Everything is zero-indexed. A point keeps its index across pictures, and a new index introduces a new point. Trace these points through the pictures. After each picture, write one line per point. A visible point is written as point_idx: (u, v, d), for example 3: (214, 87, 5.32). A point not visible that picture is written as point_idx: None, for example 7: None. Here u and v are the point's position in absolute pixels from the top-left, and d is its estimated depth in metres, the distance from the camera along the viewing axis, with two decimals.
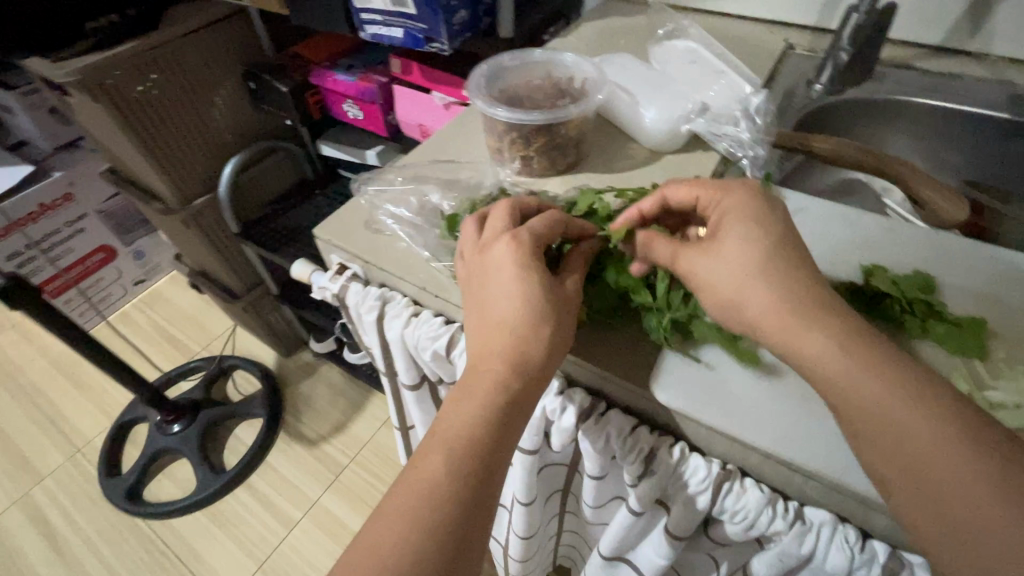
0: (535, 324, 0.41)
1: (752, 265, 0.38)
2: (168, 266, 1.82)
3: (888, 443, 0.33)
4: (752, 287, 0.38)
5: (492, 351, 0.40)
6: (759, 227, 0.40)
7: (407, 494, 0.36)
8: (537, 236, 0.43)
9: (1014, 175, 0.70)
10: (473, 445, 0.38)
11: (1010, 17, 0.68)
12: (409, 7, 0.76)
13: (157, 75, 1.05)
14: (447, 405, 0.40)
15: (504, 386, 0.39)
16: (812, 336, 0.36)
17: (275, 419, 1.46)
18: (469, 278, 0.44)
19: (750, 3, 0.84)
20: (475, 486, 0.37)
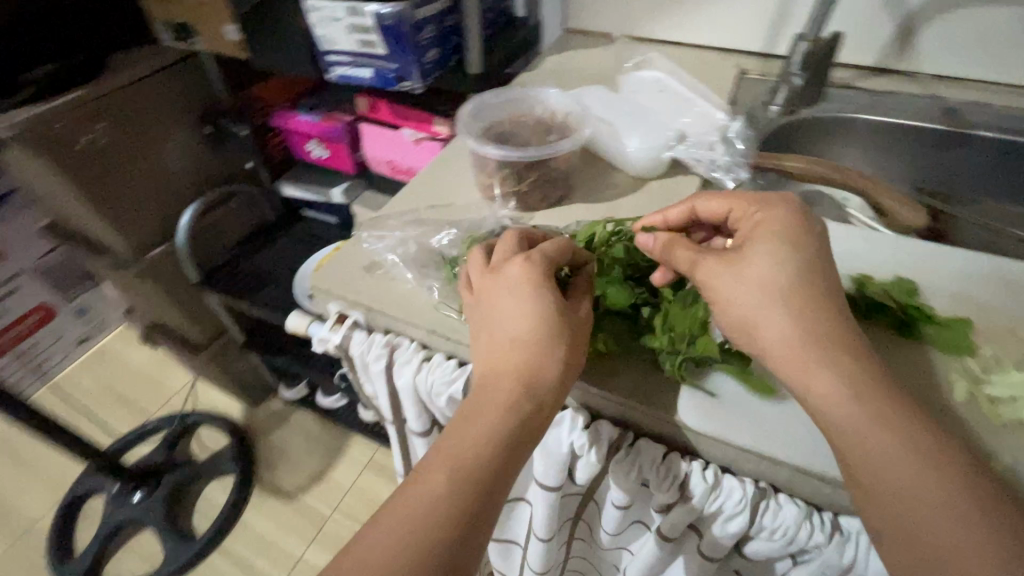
0: (549, 346, 0.41)
1: (772, 292, 0.39)
2: (116, 321, 1.70)
3: (874, 482, 0.34)
4: (770, 316, 0.39)
5: (504, 372, 0.40)
6: (785, 248, 0.40)
7: (406, 509, 0.35)
8: (551, 255, 0.44)
9: (952, 179, 0.77)
10: (479, 464, 0.37)
11: (932, 40, 0.76)
12: (378, 48, 0.76)
13: (104, 123, 0.99)
14: (455, 421, 0.40)
15: (514, 408, 0.39)
16: (821, 373, 0.37)
17: (248, 474, 1.37)
18: (479, 296, 0.44)
19: (703, 32, 0.90)
20: (478, 505, 0.36)
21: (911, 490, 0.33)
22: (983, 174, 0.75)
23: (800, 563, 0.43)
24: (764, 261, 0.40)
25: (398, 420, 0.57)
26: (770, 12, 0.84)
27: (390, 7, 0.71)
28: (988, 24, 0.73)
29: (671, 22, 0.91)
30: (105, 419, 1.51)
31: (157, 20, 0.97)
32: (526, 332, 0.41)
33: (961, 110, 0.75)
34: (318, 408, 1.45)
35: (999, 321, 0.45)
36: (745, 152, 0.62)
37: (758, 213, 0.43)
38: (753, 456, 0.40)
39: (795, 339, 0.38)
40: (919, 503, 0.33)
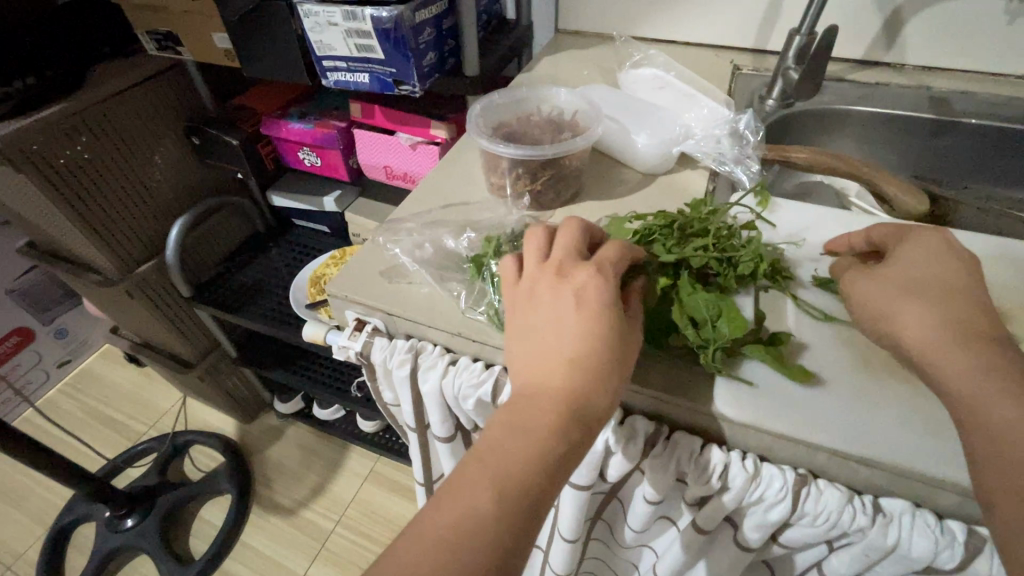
0: (601, 364, 0.39)
1: (911, 287, 0.42)
2: (98, 340, 1.63)
3: (996, 456, 0.35)
4: (908, 304, 0.41)
5: (555, 390, 0.38)
6: (934, 258, 0.43)
7: (449, 522, 0.33)
8: (613, 268, 0.42)
9: (941, 166, 0.79)
10: (525, 484, 0.35)
11: (917, 32, 0.79)
12: (377, 52, 0.75)
13: (89, 137, 0.94)
14: (501, 434, 0.37)
15: (562, 432, 0.37)
16: (957, 357, 0.38)
17: (245, 492, 1.34)
18: (536, 304, 0.42)
19: (694, 30, 0.91)
20: (519, 529, 0.34)
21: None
22: (972, 160, 0.77)
23: (838, 546, 0.44)
24: (912, 261, 0.44)
25: (420, 426, 0.56)
26: (761, 7, 0.85)
27: (388, 10, 0.70)
28: (971, 16, 0.75)
29: (662, 20, 0.92)
30: (90, 442, 1.45)
31: (139, 28, 0.93)
32: (583, 351, 0.39)
33: (949, 99, 0.77)
34: (315, 421, 1.42)
35: (1012, 301, 0.47)
36: (756, 145, 0.62)
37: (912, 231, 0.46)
38: (790, 442, 0.41)
39: (935, 329, 0.39)
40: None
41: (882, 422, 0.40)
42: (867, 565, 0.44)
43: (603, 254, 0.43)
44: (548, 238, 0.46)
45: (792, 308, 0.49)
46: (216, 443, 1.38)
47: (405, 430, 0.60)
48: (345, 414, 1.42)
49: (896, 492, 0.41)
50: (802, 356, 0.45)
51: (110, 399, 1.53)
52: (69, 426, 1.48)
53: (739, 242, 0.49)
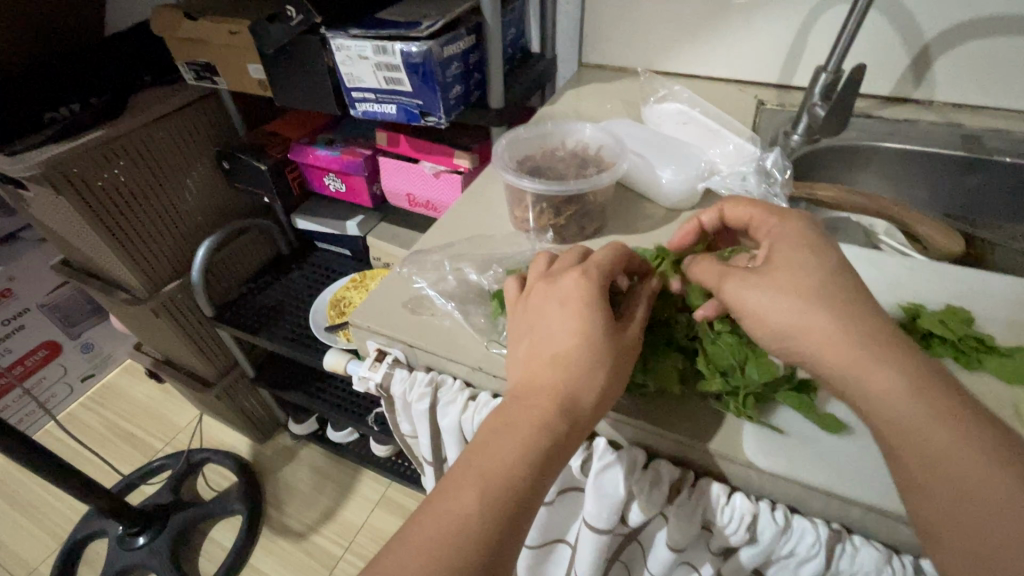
0: (589, 367, 0.40)
1: (814, 289, 0.39)
2: (122, 356, 1.65)
3: (939, 480, 0.33)
4: (814, 311, 0.38)
5: (543, 389, 0.40)
6: (813, 253, 0.41)
7: (435, 525, 0.35)
8: (604, 271, 0.43)
9: (975, 204, 0.77)
10: (511, 483, 0.36)
11: (946, 70, 0.78)
12: (405, 84, 0.77)
13: (126, 162, 0.97)
14: (490, 435, 0.39)
15: (550, 427, 0.38)
16: (879, 372, 0.36)
17: (256, 513, 1.33)
18: (529, 309, 0.44)
19: (718, 65, 0.92)
20: (504, 528, 0.35)
21: (973, 484, 0.32)
22: (1008, 199, 0.75)
23: None
24: (793, 262, 0.41)
25: (436, 460, 0.56)
26: (786, 43, 0.86)
27: (417, 45, 0.72)
28: (1003, 55, 0.74)
29: (686, 54, 0.93)
30: (108, 458, 1.46)
31: (179, 58, 0.97)
32: (572, 348, 0.41)
33: (983, 137, 0.76)
34: (328, 443, 1.42)
35: None
36: (783, 183, 0.61)
37: (771, 218, 0.45)
38: (822, 494, 0.39)
39: (850, 339, 0.37)
40: (978, 498, 0.32)
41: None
42: None
43: (595, 257, 0.44)
44: (551, 259, 0.48)
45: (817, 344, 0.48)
46: (230, 462, 1.38)
47: (422, 462, 0.59)
48: (359, 437, 1.41)
49: None
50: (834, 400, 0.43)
51: (130, 414, 1.55)
52: (89, 440, 1.50)
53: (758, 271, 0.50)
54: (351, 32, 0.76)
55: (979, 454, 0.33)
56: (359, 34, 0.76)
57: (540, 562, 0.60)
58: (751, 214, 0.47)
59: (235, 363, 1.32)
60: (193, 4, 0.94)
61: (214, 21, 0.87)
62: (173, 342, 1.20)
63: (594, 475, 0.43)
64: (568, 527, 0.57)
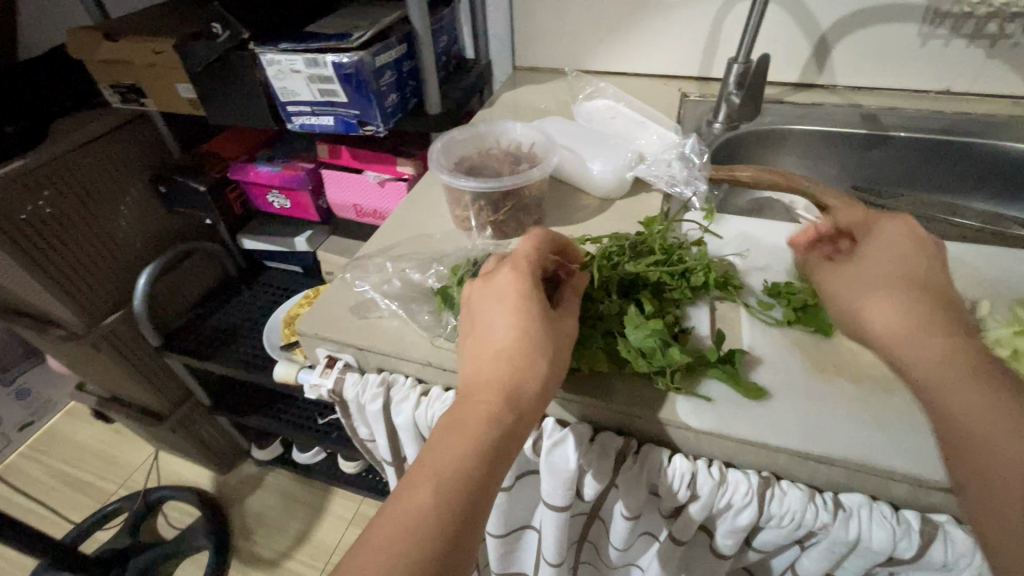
0: (529, 356, 0.40)
1: (885, 276, 0.43)
2: (63, 400, 1.56)
3: (967, 441, 0.36)
4: (875, 296, 0.43)
5: (488, 381, 0.40)
6: (900, 249, 0.45)
7: (391, 525, 0.34)
8: (535, 264, 0.44)
9: (879, 178, 0.85)
10: (464, 477, 0.36)
11: (843, 56, 0.86)
12: (340, 95, 0.78)
13: (52, 190, 0.93)
14: (440, 432, 0.38)
15: (496, 417, 0.38)
16: (915, 346, 0.39)
17: (223, 547, 1.28)
18: (469, 309, 0.44)
19: (644, 61, 0.97)
20: (461, 520, 0.35)
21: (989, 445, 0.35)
22: (907, 170, 0.83)
23: (809, 545, 0.44)
24: (873, 254, 0.45)
25: (396, 460, 0.57)
26: (702, 38, 0.91)
27: (349, 56, 0.73)
28: (893, 41, 0.82)
29: (612, 54, 0.98)
30: (55, 507, 1.37)
31: (101, 81, 0.94)
32: (512, 339, 0.41)
33: (879, 115, 0.83)
34: (294, 466, 1.39)
35: None
36: (703, 166, 0.66)
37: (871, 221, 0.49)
38: (750, 446, 0.42)
39: (901, 316, 0.41)
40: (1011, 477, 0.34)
41: (823, 412, 0.43)
42: (838, 564, 0.44)
43: (527, 252, 0.45)
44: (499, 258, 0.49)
45: (745, 321, 0.51)
46: (190, 496, 1.33)
47: (383, 464, 0.60)
48: (326, 456, 1.39)
49: (855, 488, 0.42)
50: (762, 370, 0.46)
51: (76, 459, 1.46)
52: (32, 490, 1.40)
53: (691, 256, 0.52)
54: (281, 46, 0.76)
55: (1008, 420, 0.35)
56: (289, 47, 0.75)
57: (510, 551, 0.62)
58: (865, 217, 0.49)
59: (189, 394, 1.27)
60: (112, 24, 0.91)
61: (136, 41, 0.85)
62: (116, 378, 1.14)
63: (545, 453, 0.45)
64: (532, 514, 0.59)
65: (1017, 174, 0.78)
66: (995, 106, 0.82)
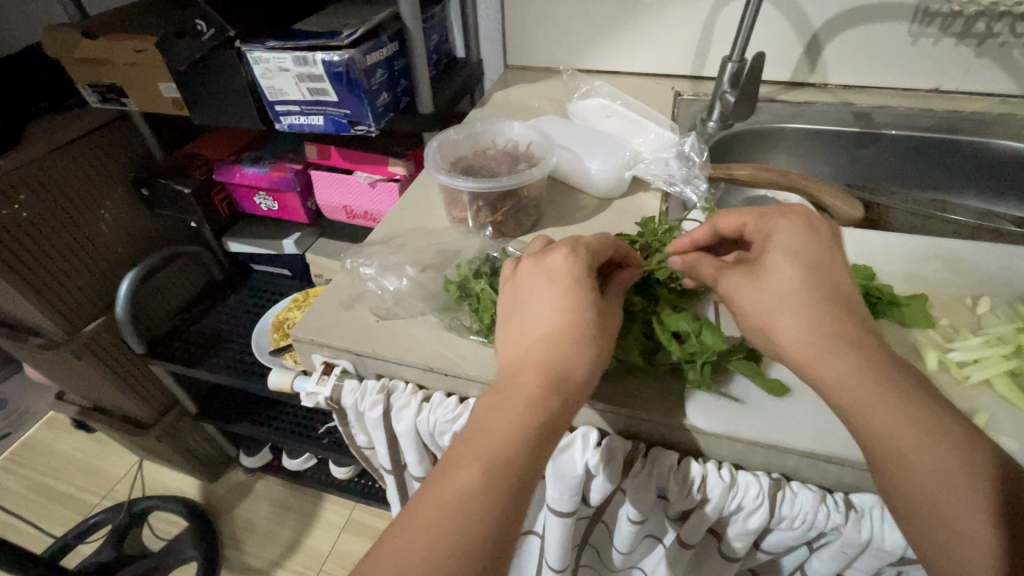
0: (576, 342, 0.39)
1: (791, 292, 0.40)
2: (41, 409, 1.52)
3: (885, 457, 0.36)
4: (783, 313, 0.40)
5: (535, 365, 0.39)
6: (803, 257, 0.41)
7: (439, 505, 0.32)
8: (591, 250, 0.43)
9: (871, 176, 0.86)
10: (513, 459, 0.35)
11: (834, 55, 0.86)
12: (330, 94, 0.76)
13: (30, 195, 0.90)
14: (486, 413, 0.37)
15: (544, 402, 0.37)
16: (831, 361, 0.38)
17: (212, 557, 1.25)
18: (515, 290, 0.43)
19: (638, 60, 0.96)
20: (510, 504, 0.33)
21: (908, 462, 0.35)
22: (898, 168, 0.84)
23: (818, 546, 0.44)
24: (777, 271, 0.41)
25: (396, 467, 0.56)
26: (695, 37, 0.91)
27: (339, 54, 0.71)
28: (884, 40, 0.82)
29: (605, 53, 0.97)
30: (33, 521, 1.33)
31: (79, 81, 0.91)
32: (561, 324, 0.40)
33: (871, 113, 0.84)
34: (285, 472, 1.36)
35: (949, 292, 0.51)
36: (702, 165, 0.65)
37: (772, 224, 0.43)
38: (762, 447, 0.42)
39: (804, 328, 0.39)
40: (931, 491, 0.34)
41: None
42: (847, 563, 0.44)
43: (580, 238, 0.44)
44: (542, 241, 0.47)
45: None
46: (177, 507, 1.29)
47: (382, 471, 0.59)
48: (317, 462, 1.36)
49: (866, 488, 0.42)
50: (776, 365, 0.46)
51: (56, 470, 1.42)
52: (10, 504, 1.36)
53: None
54: (268, 44, 0.74)
55: (920, 433, 0.35)
56: (276, 45, 0.73)
57: (512, 556, 0.61)
58: (740, 219, 0.45)
59: (173, 402, 1.24)
60: (90, 22, 0.88)
61: (116, 39, 0.82)
62: (99, 386, 1.10)
63: (553, 458, 0.44)
64: (535, 518, 0.58)
65: (1005, 171, 0.79)
66: (983, 105, 0.83)
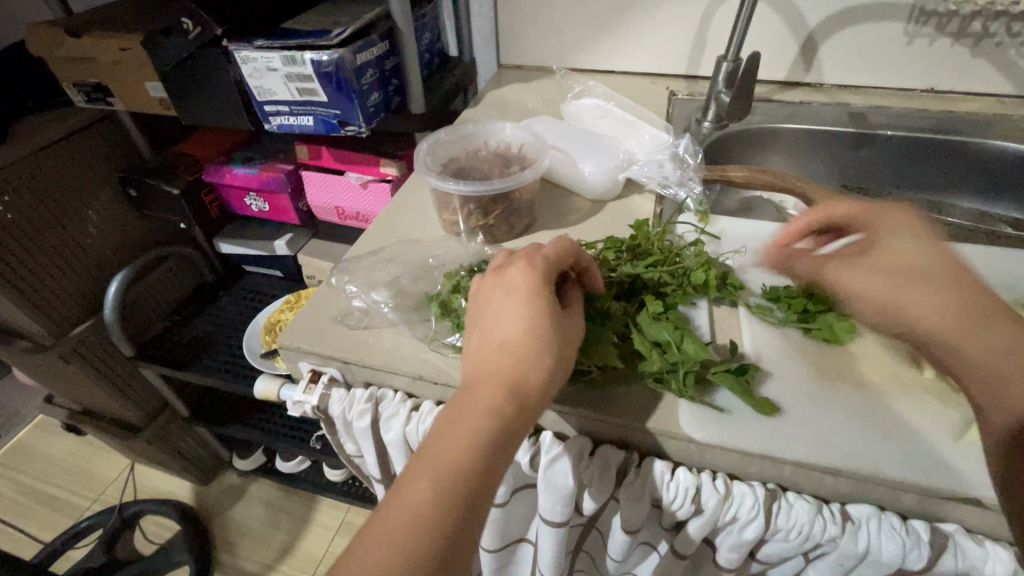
0: (536, 349, 0.38)
1: (914, 272, 0.40)
2: (30, 413, 1.51)
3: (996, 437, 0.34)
4: (915, 292, 0.39)
5: (493, 373, 0.38)
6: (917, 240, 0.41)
7: (389, 523, 0.32)
8: (550, 259, 0.42)
9: (867, 177, 0.85)
10: (466, 470, 0.34)
11: (830, 55, 0.85)
12: (319, 94, 0.74)
13: (14, 196, 0.88)
14: (441, 424, 0.36)
15: (500, 410, 0.36)
16: (978, 336, 0.36)
17: (203, 562, 1.23)
18: (474, 302, 0.42)
19: (632, 60, 0.95)
20: (461, 517, 0.32)
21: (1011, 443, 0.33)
22: (895, 168, 0.83)
23: (814, 557, 0.43)
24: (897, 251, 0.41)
25: (386, 476, 0.55)
26: (689, 36, 0.90)
27: (328, 54, 0.70)
28: (879, 39, 0.82)
29: (599, 52, 0.96)
30: (23, 526, 1.31)
31: (64, 80, 0.89)
32: (521, 332, 0.39)
33: (867, 113, 0.83)
34: (278, 475, 1.35)
35: None
36: (697, 168, 0.65)
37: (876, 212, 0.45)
38: (757, 458, 0.41)
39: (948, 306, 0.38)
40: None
41: (827, 415, 0.42)
42: None
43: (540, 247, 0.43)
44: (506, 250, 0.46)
45: (746, 324, 0.50)
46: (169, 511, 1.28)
47: (373, 481, 0.58)
48: (311, 465, 1.35)
49: (863, 498, 0.42)
50: (771, 372, 0.45)
51: (45, 475, 1.40)
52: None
53: (687, 256, 0.52)
54: (256, 43, 0.72)
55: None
56: (264, 44, 0.72)
57: (505, 565, 0.60)
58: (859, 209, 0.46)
59: (164, 405, 1.22)
60: (75, 20, 0.86)
61: (100, 38, 0.80)
62: (88, 390, 1.09)
63: (544, 469, 0.44)
64: (528, 527, 0.57)
65: (1002, 172, 0.78)
66: (979, 105, 0.82)
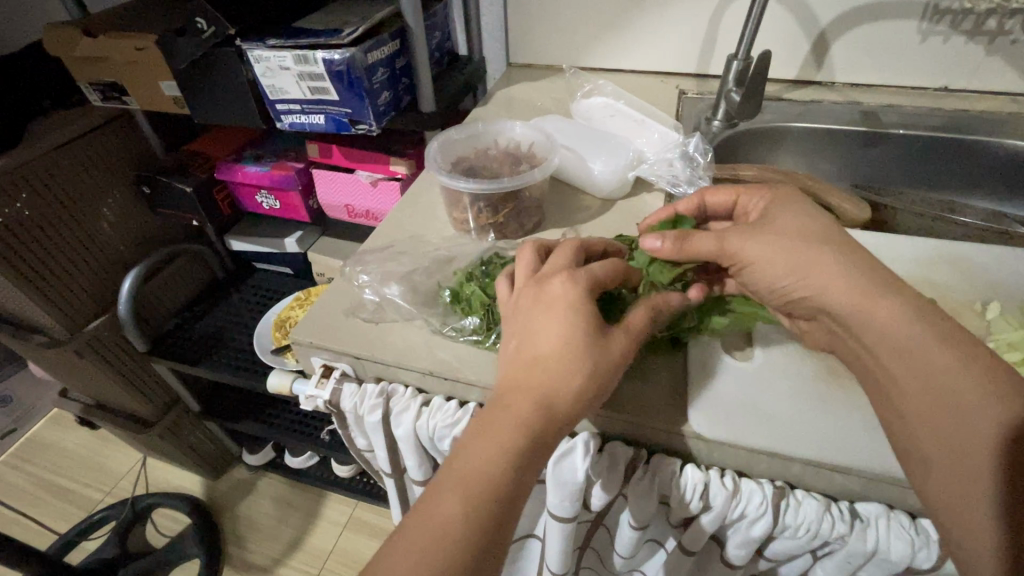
0: (571, 366, 0.38)
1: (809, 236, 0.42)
2: (45, 406, 1.53)
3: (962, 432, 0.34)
4: (828, 264, 0.41)
5: (525, 387, 0.38)
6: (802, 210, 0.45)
7: (418, 532, 0.33)
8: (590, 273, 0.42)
9: (878, 176, 0.84)
10: (494, 485, 0.35)
11: (841, 53, 0.85)
12: (331, 93, 0.75)
13: (31, 192, 0.89)
14: (470, 437, 0.37)
15: (528, 426, 0.37)
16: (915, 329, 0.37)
17: (213, 554, 1.25)
18: (513, 313, 0.42)
19: (642, 58, 0.95)
20: (486, 530, 0.34)
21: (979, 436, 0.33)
22: (906, 168, 0.83)
23: (822, 555, 0.43)
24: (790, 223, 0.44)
25: (396, 470, 0.56)
26: (700, 35, 0.90)
27: (340, 53, 0.70)
28: (892, 38, 0.81)
29: (608, 51, 0.96)
30: (38, 518, 1.33)
31: (80, 79, 0.90)
32: (556, 347, 0.39)
33: (878, 112, 0.82)
34: (287, 470, 1.36)
35: (957, 296, 0.50)
36: (706, 166, 0.64)
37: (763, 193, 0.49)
38: (766, 455, 0.41)
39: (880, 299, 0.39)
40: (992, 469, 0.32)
41: (837, 414, 0.42)
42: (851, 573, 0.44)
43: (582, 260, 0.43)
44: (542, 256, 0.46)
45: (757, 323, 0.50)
46: (181, 504, 1.29)
47: (382, 475, 0.59)
48: (319, 460, 1.36)
49: (872, 497, 0.42)
50: (782, 372, 0.45)
51: (59, 468, 1.42)
52: (13, 501, 1.36)
53: None
54: (269, 42, 0.73)
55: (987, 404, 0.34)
56: (276, 43, 0.73)
57: (513, 560, 0.60)
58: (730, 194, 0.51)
59: (176, 400, 1.24)
60: (90, 19, 0.87)
61: (116, 38, 0.81)
62: (101, 385, 1.10)
63: (552, 465, 0.44)
64: (536, 522, 0.57)
65: (1015, 171, 0.78)
66: (993, 104, 0.82)
